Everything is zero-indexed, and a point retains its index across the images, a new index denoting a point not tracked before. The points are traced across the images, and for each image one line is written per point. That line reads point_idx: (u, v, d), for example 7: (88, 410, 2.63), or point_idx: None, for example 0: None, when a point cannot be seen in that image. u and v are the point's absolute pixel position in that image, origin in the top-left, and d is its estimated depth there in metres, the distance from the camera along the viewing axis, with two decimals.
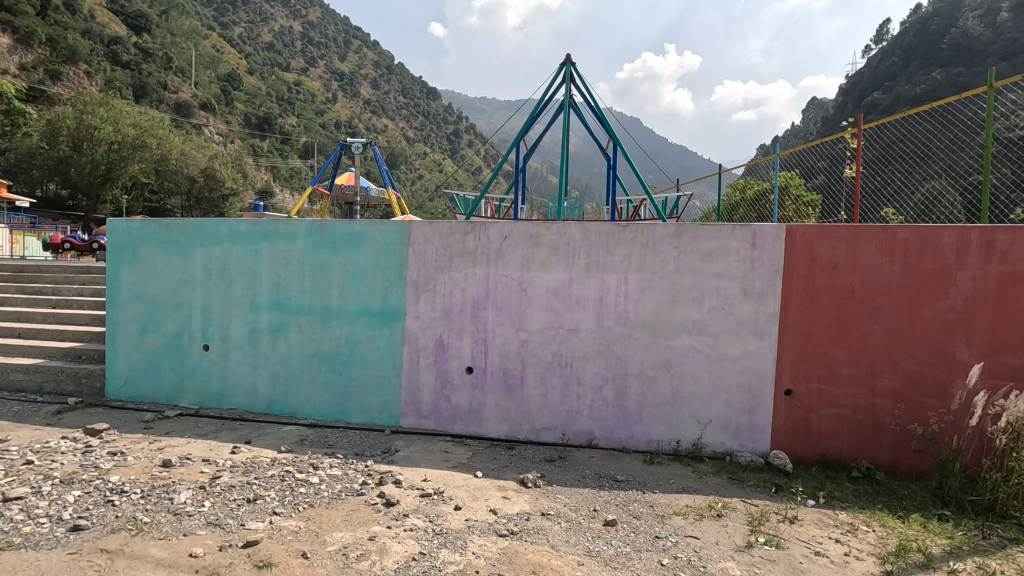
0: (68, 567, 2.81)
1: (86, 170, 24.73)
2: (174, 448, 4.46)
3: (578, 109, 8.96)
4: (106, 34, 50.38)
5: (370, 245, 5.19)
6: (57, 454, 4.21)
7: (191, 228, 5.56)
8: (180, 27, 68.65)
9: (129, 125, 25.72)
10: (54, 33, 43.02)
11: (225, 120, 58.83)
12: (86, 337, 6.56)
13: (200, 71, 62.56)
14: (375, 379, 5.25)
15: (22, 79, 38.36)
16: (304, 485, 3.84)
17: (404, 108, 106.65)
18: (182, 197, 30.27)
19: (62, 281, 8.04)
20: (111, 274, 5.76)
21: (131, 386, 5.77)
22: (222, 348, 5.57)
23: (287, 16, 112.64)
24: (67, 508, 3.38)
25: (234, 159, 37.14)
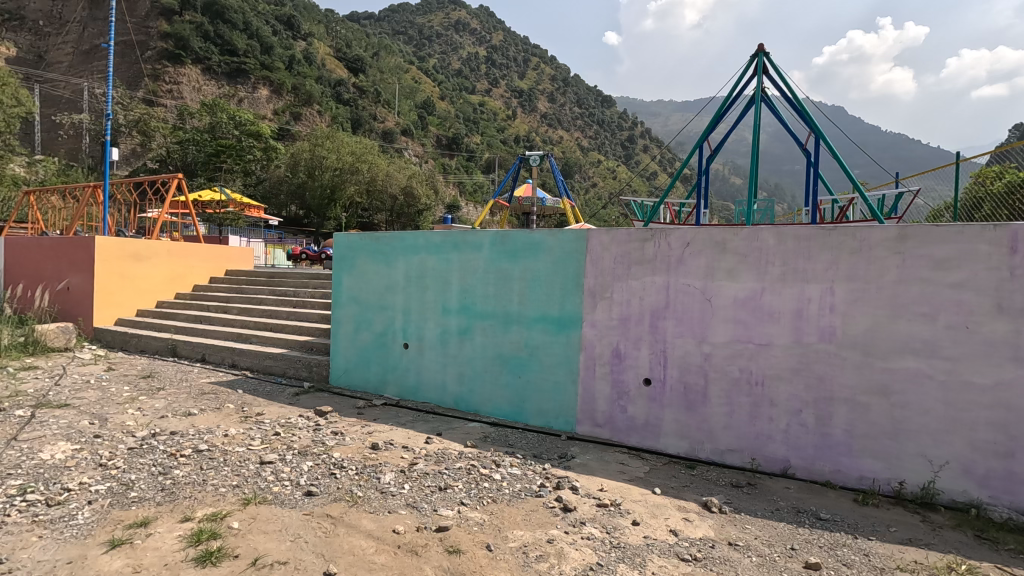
0: (305, 525, 3.37)
1: (317, 194, 30.57)
2: (380, 433, 5.09)
3: (772, 103, 8.15)
4: (333, 79, 60.16)
5: (548, 253, 5.35)
6: (296, 429, 5.08)
7: (395, 240, 6.32)
8: (387, 65, 79.09)
9: (347, 154, 31.22)
10: (296, 82, 52.61)
11: (421, 143, 65.97)
12: (316, 333, 7.87)
13: (402, 101, 71.18)
14: (551, 385, 5.38)
15: (275, 122, 47.64)
16: (487, 481, 4.08)
17: (578, 118, 108.39)
18: (387, 213, 33.72)
19: (300, 284, 9.76)
20: (335, 280, 6.82)
21: (347, 376, 6.73)
22: (419, 347, 6.21)
23: (473, 43, 122.39)
24: (303, 475, 4.07)
25: (429, 178, 41.46)
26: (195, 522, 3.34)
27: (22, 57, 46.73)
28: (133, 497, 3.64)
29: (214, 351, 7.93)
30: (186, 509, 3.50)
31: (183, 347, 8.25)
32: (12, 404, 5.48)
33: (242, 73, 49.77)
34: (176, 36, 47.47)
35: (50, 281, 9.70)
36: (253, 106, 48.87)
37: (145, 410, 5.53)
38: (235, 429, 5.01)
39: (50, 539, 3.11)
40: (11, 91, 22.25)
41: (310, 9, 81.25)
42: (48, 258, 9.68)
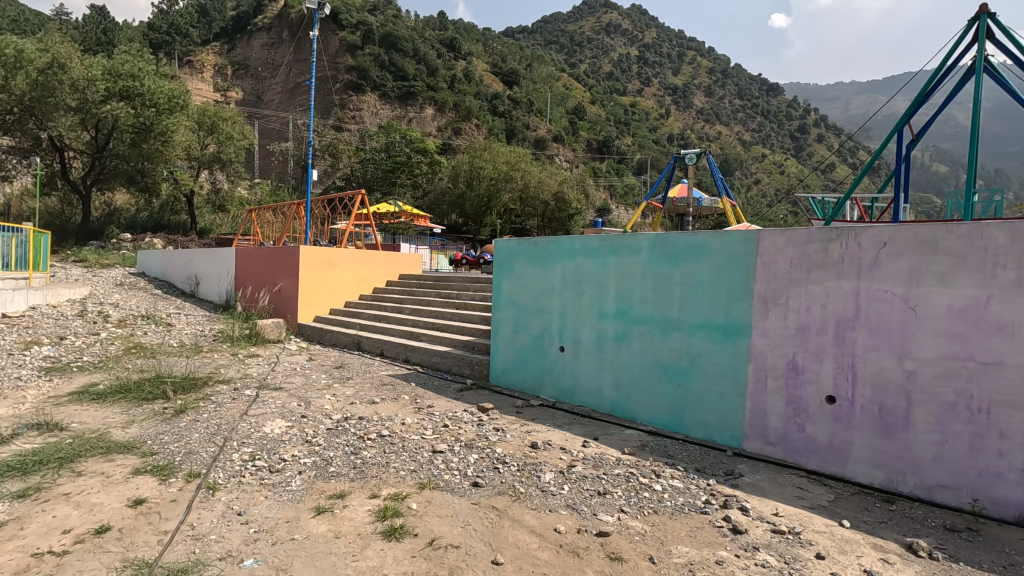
0: (474, 513, 3.59)
1: (476, 202, 32.56)
2: (539, 433, 5.24)
3: (999, 73, 6.82)
4: (489, 93, 63.64)
5: (712, 257, 5.07)
6: (463, 423, 5.44)
7: (552, 245, 6.46)
8: (539, 75, 81.51)
9: (503, 163, 32.80)
10: (457, 99, 56.65)
11: (572, 148, 66.66)
12: (477, 333, 8.38)
13: (553, 109, 72.80)
14: (715, 396, 5.06)
15: (438, 138, 51.81)
16: (647, 491, 3.97)
17: (739, 111, 100.98)
18: (539, 218, 34.59)
19: (463, 286, 10.49)
20: (496, 284, 7.18)
21: (506, 375, 7.03)
22: (575, 350, 6.26)
23: (625, 43, 120.58)
24: (470, 467, 4.34)
25: (580, 182, 41.76)
26: (380, 500, 3.75)
27: (246, 98, 56.66)
28: (332, 471, 4.20)
29: (391, 347, 8.84)
30: (374, 488, 3.94)
31: (366, 342, 9.34)
32: (243, 384, 6.67)
33: (411, 95, 54.87)
34: (359, 68, 53.92)
35: (267, 284, 11.60)
36: (420, 125, 53.68)
37: (339, 395, 6.36)
38: (410, 418, 5.53)
39: (271, 499, 3.72)
40: (239, 127, 27.11)
41: (469, 30, 86.78)
42: (266, 264, 11.60)
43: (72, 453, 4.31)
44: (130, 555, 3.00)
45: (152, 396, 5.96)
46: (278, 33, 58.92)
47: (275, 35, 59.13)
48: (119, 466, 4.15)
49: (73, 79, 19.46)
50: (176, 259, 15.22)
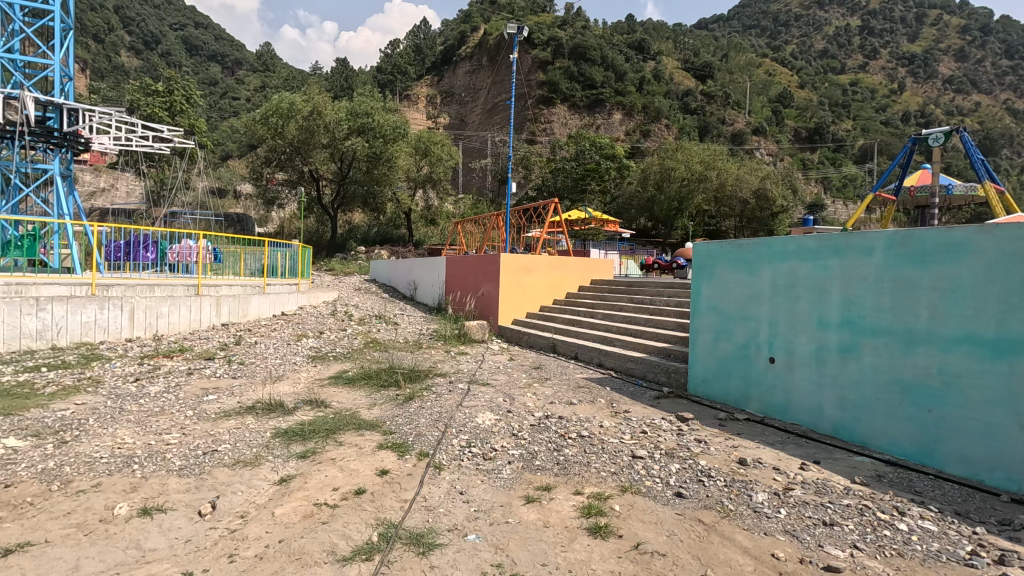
0: (679, 524, 3.50)
1: (666, 205, 31.50)
2: (747, 449, 4.88)
3: None
4: (681, 91, 61.14)
5: (976, 257, 4.17)
6: (661, 430, 5.33)
7: (760, 246, 5.99)
8: (737, 65, 75.90)
9: (697, 163, 31.04)
10: (646, 101, 55.63)
11: (776, 139, 60.50)
12: (673, 340, 8.12)
13: (753, 99, 67.13)
14: (982, 427, 4.13)
15: (627, 142, 51.53)
16: (889, 529, 3.42)
17: (1008, 74, 80.95)
18: (737, 218, 32.22)
19: (656, 292, 10.25)
20: (695, 289, 6.89)
21: (705, 385, 6.68)
22: (788, 362, 5.68)
23: (843, 14, 105.73)
24: (672, 476, 4.23)
25: (786, 176, 37.71)
26: (584, 497, 3.89)
27: (451, 122, 63.07)
28: (537, 464, 4.48)
29: (586, 350, 9.02)
30: (577, 485, 4.10)
31: (561, 345, 9.68)
32: (456, 378, 7.49)
33: (599, 102, 55.39)
34: (549, 82, 56.23)
35: (472, 290, 12.76)
36: (608, 131, 53.92)
37: (539, 394, 6.72)
38: (608, 421, 5.60)
39: (487, 484, 4.10)
40: (447, 149, 30.27)
41: (659, 28, 84.62)
42: (471, 271, 12.77)
43: (335, 425, 5.30)
44: (381, 515, 3.59)
45: (388, 383, 7.04)
46: (478, 60, 64.49)
47: (475, 62, 64.85)
48: (368, 440, 4.98)
49: (326, 123, 23.86)
50: (399, 267, 17.62)
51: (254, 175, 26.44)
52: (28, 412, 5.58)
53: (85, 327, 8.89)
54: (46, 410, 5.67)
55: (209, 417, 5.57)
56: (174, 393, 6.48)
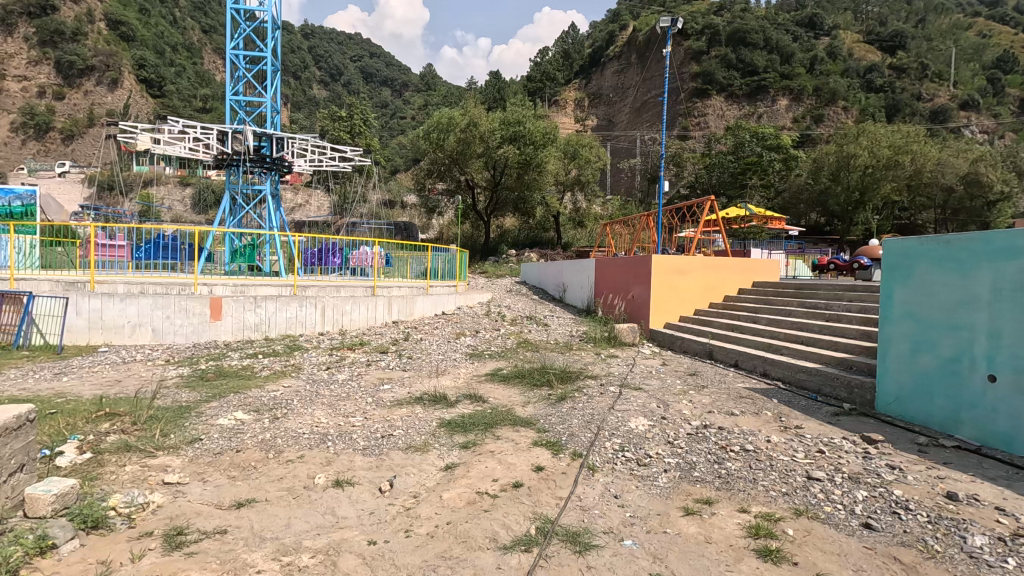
0: (869, 560, 3.08)
1: (843, 197, 27.71)
2: (957, 482, 4.11)
3: None
4: (862, 67, 53.79)
5: None
6: (843, 451, 4.73)
7: (976, 243, 5.03)
8: (937, 30, 64.73)
9: (885, 147, 26.13)
10: (819, 83, 49.85)
11: (993, 113, 50.27)
12: (856, 351, 7.17)
13: (960, 68, 56.79)
14: None
15: (795, 130, 46.67)
16: None
17: None
18: (937, 209, 28.18)
19: (832, 296, 9.17)
20: (885, 293, 6.01)
21: (900, 405, 5.78)
22: (1016, 382, 4.67)
23: None
24: (858, 504, 3.73)
25: (1008, 156, 31.25)
26: (751, 515, 3.61)
27: (599, 124, 62.69)
28: (696, 476, 4.26)
29: (748, 358, 8.35)
30: (742, 502, 3.82)
31: (718, 352, 9.08)
32: (607, 381, 7.42)
33: (762, 89, 50.95)
34: (704, 73, 53.12)
35: (622, 292, 12.54)
36: (772, 119, 49.32)
37: (696, 402, 6.38)
38: (776, 436, 5.13)
39: (642, 490, 4.01)
40: (595, 151, 30.15)
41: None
42: (621, 274, 12.57)
43: (493, 420, 5.60)
44: (538, 510, 3.70)
45: (540, 382, 7.22)
46: (627, 58, 63.22)
47: (624, 61, 63.66)
48: (524, 437, 5.16)
49: (481, 133, 25.22)
50: (549, 270, 17.95)
51: (419, 187, 28.90)
52: (249, 392, 6.75)
53: (289, 322, 10.61)
54: (263, 391, 6.81)
55: (386, 405, 6.22)
56: (358, 381, 7.38)
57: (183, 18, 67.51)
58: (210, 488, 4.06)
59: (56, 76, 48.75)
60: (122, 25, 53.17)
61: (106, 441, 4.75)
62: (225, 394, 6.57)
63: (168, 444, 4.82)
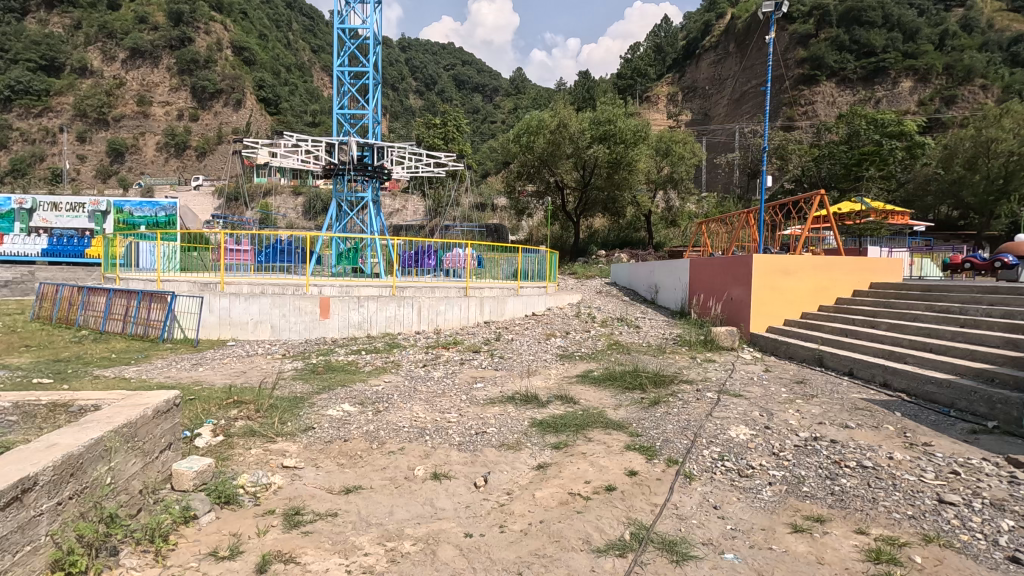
0: None
1: (982, 187, 24.67)
2: None
3: None
4: (1006, 39, 47.30)
5: None
6: (983, 474, 4.18)
7: None
8: None
9: None
10: (951, 60, 44.46)
11: None
12: (999, 362, 6.31)
13: None
14: None
15: (921, 114, 41.99)
16: None
17: None
18: None
19: (968, 300, 8.16)
20: None
21: None
22: None
23: None
24: (1003, 535, 3.29)
25: None
26: (870, 538, 3.31)
27: (694, 118, 60.23)
28: (805, 491, 3.97)
29: (864, 367, 7.63)
30: (860, 522, 3.51)
31: (829, 359, 8.40)
32: (704, 386, 7.11)
33: (880, 71, 46.38)
34: (812, 58, 49.29)
35: (719, 294, 11.96)
36: (892, 104, 44.77)
37: (804, 412, 5.94)
38: (900, 453, 4.64)
39: (745, 502, 3.81)
40: (690, 147, 29.03)
41: None
42: (718, 274, 11.98)
43: (584, 421, 5.57)
44: (633, 515, 3.64)
45: (633, 386, 7.07)
46: (725, 48, 60.15)
47: (722, 51, 60.62)
48: (616, 440, 5.08)
49: (571, 134, 25.05)
50: (640, 271, 17.50)
51: (509, 189, 29.33)
52: (355, 385, 7.23)
53: (388, 321, 11.22)
54: (367, 385, 7.28)
55: (479, 402, 6.41)
56: (452, 379, 7.66)
57: (296, 40, 73.45)
58: (322, 473, 4.40)
59: (191, 100, 54.93)
60: (244, 50, 58.81)
61: (235, 426, 5.30)
62: (333, 387, 7.09)
63: (285, 431, 5.28)
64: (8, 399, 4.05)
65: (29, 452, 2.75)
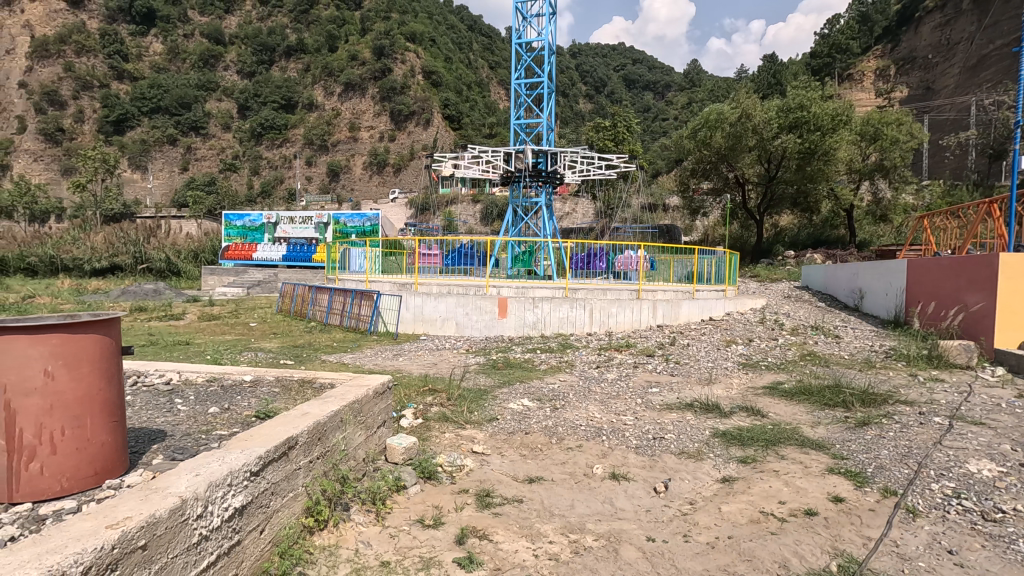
0: None
1: None
2: None
3: None
4: None
5: None
6: None
7: None
8: None
9: None
10: None
11: None
12: None
13: None
14: None
15: None
16: None
17: None
18: None
19: None
20: None
21: None
22: None
23: None
24: None
25: None
26: None
27: (912, 94, 50.93)
28: None
29: None
30: None
31: None
32: (930, 410, 6.00)
33: None
34: None
35: (950, 300, 10.00)
36: None
37: None
38: None
39: (993, 552, 3.16)
40: (906, 127, 24.60)
41: None
42: (949, 277, 10.03)
43: (776, 437, 5.11)
44: (839, 545, 3.27)
45: (833, 403, 6.28)
46: (956, 5, 49.78)
47: (952, 10, 50.29)
48: (816, 461, 4.58)
49: (755, 125, 23.21)
50: (839, 273, 15.40)
51: (682, 188, 28.05)
52: (532, 382, 7.59)
53: (561, 322, 11.52)
54: (544, 382, 7.60)
55: (656, 407, 6.26)
56: (626, 382, 7.60)
57: (476, 59, 79.05)
58: (507, 461, 4.73)
59: (389, 123, 62.37)
60: (432, 73, 64.91)
61: (431, 410, 5.95)
62: (512, 382, 7.55)
63: (473, 419, 5.76)
64: (272, 373, 5.09)
65: (292, 418, 3.43)
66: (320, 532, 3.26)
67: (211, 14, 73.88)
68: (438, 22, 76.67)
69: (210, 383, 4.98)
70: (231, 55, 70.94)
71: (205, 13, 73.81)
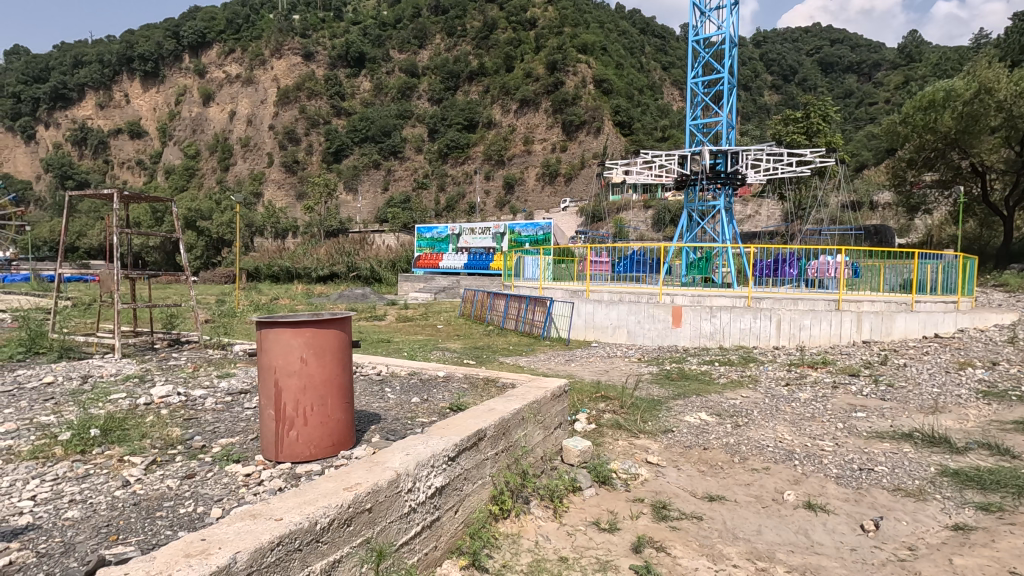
0: None
1: None
2: None
3: None
4: None
5: None
6: None
7: None
8: None
9: None
10: None
11: None
12: None
13: None
14: None
15: None
16: None
17: None
18: None
19: None
20: None
21: None
22: None
23: None
24: None
25: None
26: None
27: None
28: None
29: None
30: None
31: None
32: None
33: None
34: None
35: None
36: None
37: None
38: None
39: None
40: None
41: None
42: None
43: None
44: None
45: None
46: None
47: None
48: None
49: (1000, 100, 18.86)
50: None
51: (896, 181, 24.00)
52: (710, 395, 7.20)
53: (743, 333, 10.70)
54: (723, 396, 7.14)
55: (862, 434, 5.48)
56: (823, 403, 6.79)
57: (648, 62, 77.26)
58: (684, 475, 4.56)
59: (561, 134, 64.09)
60: (604, 82, 65.13)
61: (604, 417, 5.98)
62: (688, 394, 7.23)
63: (647, 429, 5.67)
64: (461, 370, 5.62)
65: (481, 412, 3.77)
66: (504, 521, 3.52)
67: (408, 51, 83.66)
68: (609, 30, 76.76)
69: (412, 376, 5.67)
70: (423, 85, 79.33)
71: (404, 50, 83.71)
